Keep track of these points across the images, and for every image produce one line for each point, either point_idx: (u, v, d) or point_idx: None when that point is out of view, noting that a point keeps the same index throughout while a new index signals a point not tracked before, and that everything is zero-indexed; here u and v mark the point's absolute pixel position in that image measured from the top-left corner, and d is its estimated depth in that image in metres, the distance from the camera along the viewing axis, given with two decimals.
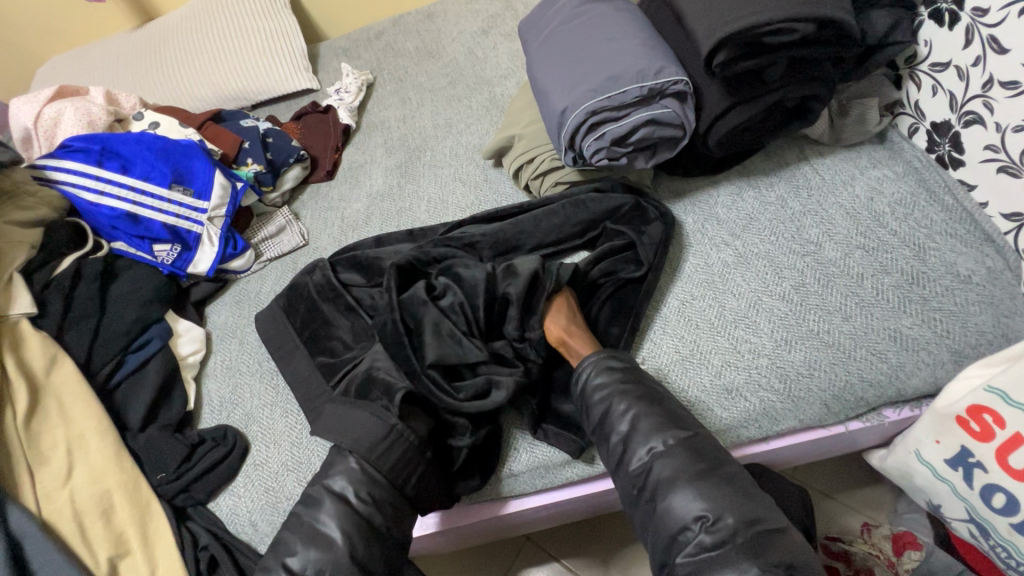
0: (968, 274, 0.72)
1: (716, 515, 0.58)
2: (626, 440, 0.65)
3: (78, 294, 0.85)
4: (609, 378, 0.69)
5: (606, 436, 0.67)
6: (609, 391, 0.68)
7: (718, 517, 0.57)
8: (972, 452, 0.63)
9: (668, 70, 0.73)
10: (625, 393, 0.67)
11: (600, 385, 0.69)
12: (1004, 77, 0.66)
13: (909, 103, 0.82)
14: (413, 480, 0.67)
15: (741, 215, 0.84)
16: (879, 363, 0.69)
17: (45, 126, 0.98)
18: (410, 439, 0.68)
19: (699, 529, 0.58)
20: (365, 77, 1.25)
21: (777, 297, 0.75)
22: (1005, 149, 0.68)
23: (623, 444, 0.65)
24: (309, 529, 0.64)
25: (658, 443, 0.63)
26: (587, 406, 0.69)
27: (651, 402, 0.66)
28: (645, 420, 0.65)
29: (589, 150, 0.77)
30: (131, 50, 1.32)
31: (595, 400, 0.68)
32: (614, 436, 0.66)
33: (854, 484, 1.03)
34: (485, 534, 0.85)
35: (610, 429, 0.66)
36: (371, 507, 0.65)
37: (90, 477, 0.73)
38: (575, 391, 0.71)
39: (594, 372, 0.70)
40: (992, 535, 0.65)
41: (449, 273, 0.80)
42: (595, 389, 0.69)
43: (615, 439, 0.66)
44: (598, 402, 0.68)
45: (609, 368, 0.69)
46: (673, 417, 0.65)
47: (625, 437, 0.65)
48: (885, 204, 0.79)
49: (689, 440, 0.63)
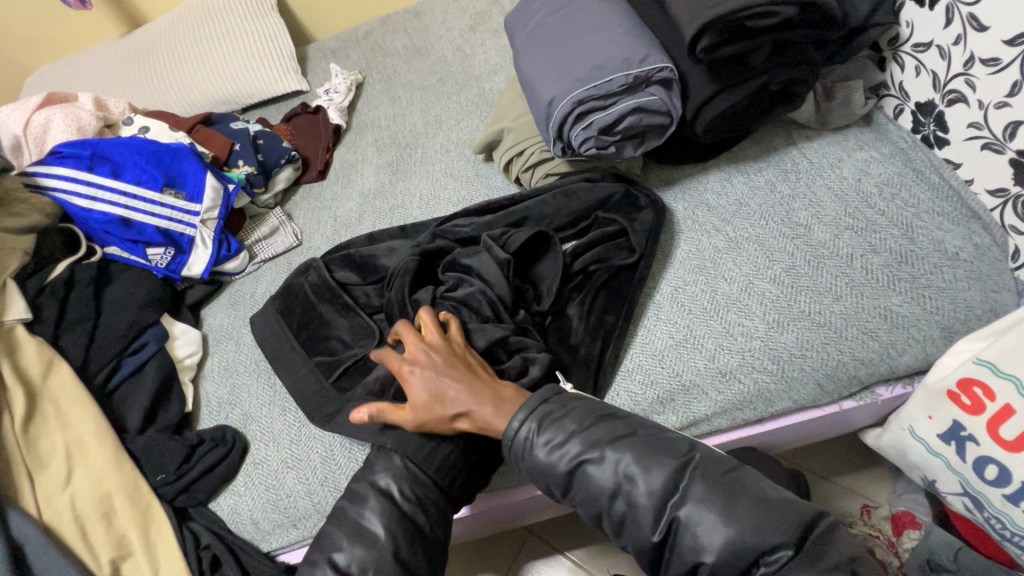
0: (957, 250, 0.73)
1: (771, 547, 0.53)
2: (629, 499, 0.58)
3: (73, 298, 0.85)
4: (565, 434, 0.61)
5: (597, 497, 0.60)
6: (578, 449, 0.60)
7: (775, 549, 0.53)
8: (964, 425, 0.64)
9: (653, 56, 0.74)
10: (594, 441, 0.60)
11: (558, 446, 0.61)
12: (984, 54, 0.67)
13: (894, 84, 0.82)
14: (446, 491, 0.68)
15: (730, 201, 0.84)
16: (870, 341, 0.70)
17: (35, 134, 0.98)
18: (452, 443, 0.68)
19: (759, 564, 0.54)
20: (353, 76, 1.25)
21: (768, 280, 0.76)
22: (987, 126, 0.69)
23: (627, 504, 0.59)
24: (349, 527, 0.64)
25: (673, 496, 0.57)
26: (559, 476, 0.61)
27: (633, 440, 0.61)
28: (636, 464, 0.59)
29: (578, 140, 0.77)
30: (119, 57, 1.32)
31: (563, 467, 0.61)
32: (612, 500, 0.59)
33: (852, 466, 1.04)
34: (496, 523, 0.85)
35: (603, 493, 0.59)
36: (412, 506, 0.65)
37: (89, 480, 0.73)
38: (529, 466, 0.62)
39: (541, 433, 0.61)
40: (987, 508, 0.65)
41: (467, 272, 0.80)
42: (553, 451, 0.61)
43: (616, 502, 0.59)
44: (568, 469, 0.60)
45: (554, 424, 0.62)
46: (655, 450, 0.60)
47: (626, 496, 0.59)
48: (873, 184, 0.80)
49: (702, 471, 0.58)
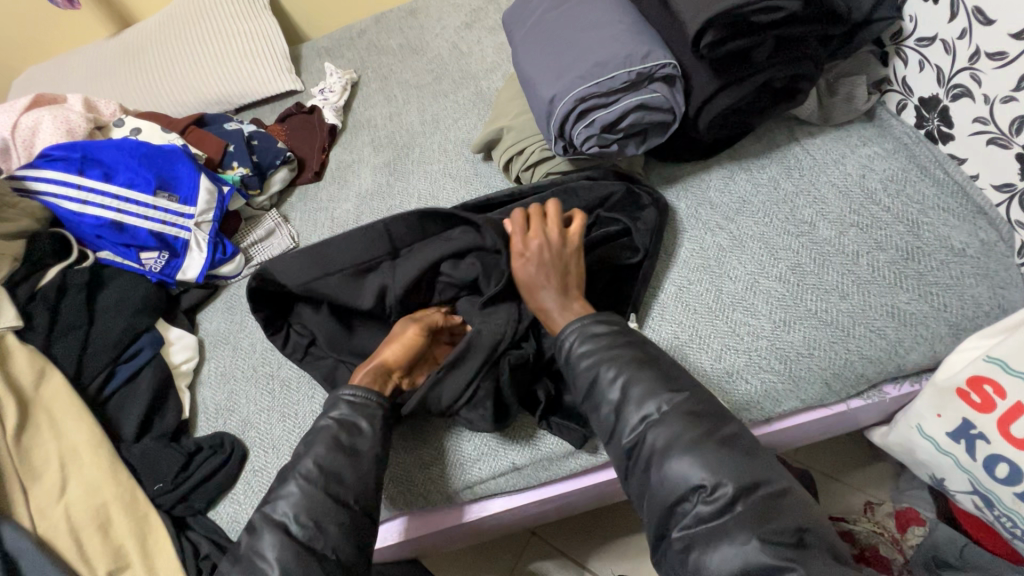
0: (963, 247, 0.72)
1: (715, 483, 0.54)
2: (618, 409, 0.61)
3: (65, 304, 0.84)
4: (596, 345, 0.64)
5: (596, 405, 0.62)
6: (597, 358, 0.63)
7: (717, 486, 0.54)
8: (974, 423, 0.64)
9: (655, 53, 0.73)
10: (617, 358, 0.62)
11: (585, 353, 0.64)
12: (990, 48, 0.66)
13: (896, 79, 0.82)
14: (459, 407, 0.69)
15: (733, 198, 0.83)
16: (878, 339, 0.69)
17: (23, 137, 0.96)
18: (509, 335, 0.71)
19: (697, 500, 0.54)
20: (349, 75, 1.23)
21: (773, 279, 0.75)
22: (994, 121, 0.68)
23: (615, 414, 0.61)
24: (241, 565, 0.58)
25: (653, 411, 0.59)
26: (574, 374, 0.65)
27: (647, 366, 0.62)
28: (637, 387, 0.60)
29: (580, 138, 0.76)
30: (110, 58, 1.30)
31: (581, 366, 0.64)
32: (605, 407, 0.62)
33: (856, 463, 1.03)
34: (478, 533, 0.83)
35: (600, 399, 0.62)
36: (309, 534, 0.59)
37: (85, 491, 0.72)
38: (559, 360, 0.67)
39: (578, 340, 0.65)
40: (997, 506, 0.64)
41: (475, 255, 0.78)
42: (578, 356, 0.64)
43: (606, 409, 0.61)
44: (585, 371, 0.63)
45: (595, 335, 0.65)
46: (666, 381, 0.61)
47: (616, 406, 0.61)
48: (877, 180, 0.79)
49: (683, 403, 0.58)
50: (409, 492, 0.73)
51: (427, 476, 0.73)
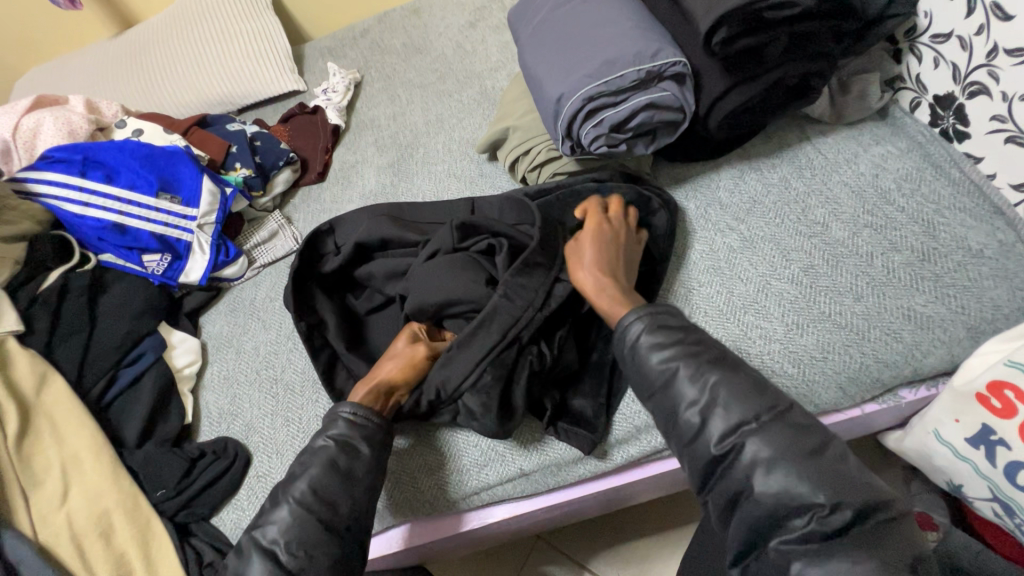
0: (980, 247, 0.70)
1: (834, 505, 0.50)
2: (703, 413, 0.57)
3: (67, 308, 0.83)
4: (669, 340, 0.61)
5: (675, 407, 0.59)
6: (674, 354, 0.60)
7: (835, 507, 0.50)
8: (994, 429, 0.62)
9: (665, 51, 0.72)
10: (696, 356, 0.59)
11: (661, 346, 0.61)
12: (1008, 44, 0.65)
13: (910, 77, 0.80)
14: (464, 389, 0.67)
15: (744, 198, 0.82)
16: (894, 343, 0.68)
17: (24, 138, 0.95)
18: (525, 320, 0.68)
19: (810, 518, 0.51)
20: (352, 75, 1.22)
21: (786, 281, 0.74)
22: (1011, 119, 0.67)
23: (700, 418, 0.57)
24: None
25: (748, 420, 0.55)
26: (643, 370, 0.61)
27: (732, 369, 0.59)
28: (724, 389, 0.57)
29: (587, 138, 0.75)
30: (111, 59, 1.29)
31: (656, 364, 0.60)
32: (686, 408, 0.58)
33: (867, 467, 1.02)
34: (484, 539, 0.82)
35: (679, 399, 0.58)
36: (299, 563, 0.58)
37: (86, 498, 0.71)
38: (621, 349, 0.63)
39: (645, 330, 0.62)
40: (1017, 514, 0.63)
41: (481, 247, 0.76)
42: (652, 349, 0.61)
43: (688, 411, 0.58)
44: (657, 368, 0.60)
45: (665, 327, 0.62)
46: (755, 387, 0.57)
47: (702, 411, 0.57)
48: (891, 180, 0.78)
49: (786, 417, 0.55)
50: (416, 498, 0.72)
51: (434, 482, 0.72)
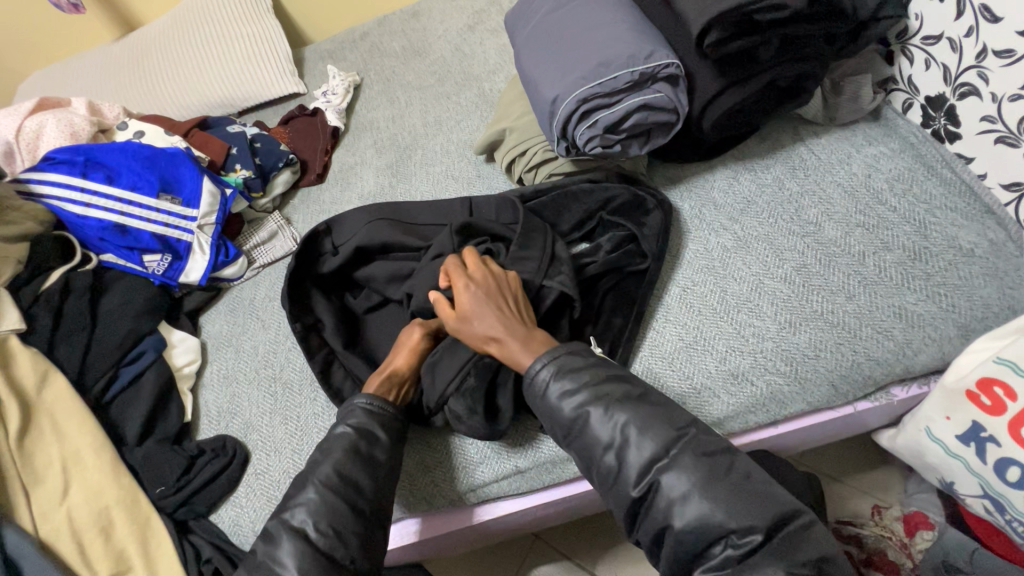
0: (971, 247, 0.71)
1: (746, 528, 0.52)
2: (619, 453, 0.57)
3: (69, 307, 0.84)
4: (578, 382, 0.60)
5: (592, 448, 0.59)
6: (584, 399, 0.59)
7: (749, 531, 0.52)
8: (984, 426, 0.63)
9: (659, 53, 0.73)
10: (603, 395, 0.59)
11: (568, 393, 0.60)
12: (997, 46, 0.66)
13: (901, 78, 0.81)
14: (449, 396, 0.68)
15: (738, 198, 0.83)
16: (885, 341, 0.69)
17: (27, 140, 0.96)
18: None
19: (725, 545, 0.53)
20: (351, 78, 1.23)
21: (779, 280, 0.74)
22: (1001, 119, 0.68)
23: (617, 457, 0.58)
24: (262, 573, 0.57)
25: (663, 456, 0.56)
26: (557, 415, 0.60)
27: (639, 402, 0.59)
28: (635, 428, 0.58)
29: (582, 139, 0.76)
30: (114, 61, 1.30)
31: (567, 412, 0.60)
32: (603, 449, 0.58)
33: (862, 466, 1.02)
34: (480, 537, 0.82)
35: (595, 444, 0.59)
36: (330, 542, 0.58)
37: (86, 494, 0.72)
38: (530, 393, 0.62)
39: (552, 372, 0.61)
40: (1008, 510, 0.64)
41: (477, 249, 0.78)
42: (563, 396, 0.60)
43: (605, 451, 0.58)
44: (571, 415, 0.60)
45: (573, 371, 0.61)
46: (666, 418, 0.58)
47: (617, 451, 0.58)
48: (883, 180, 0.79)
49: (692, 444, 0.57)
50: (412, 494, 0.73)
51: (431, 479, 0.72)
